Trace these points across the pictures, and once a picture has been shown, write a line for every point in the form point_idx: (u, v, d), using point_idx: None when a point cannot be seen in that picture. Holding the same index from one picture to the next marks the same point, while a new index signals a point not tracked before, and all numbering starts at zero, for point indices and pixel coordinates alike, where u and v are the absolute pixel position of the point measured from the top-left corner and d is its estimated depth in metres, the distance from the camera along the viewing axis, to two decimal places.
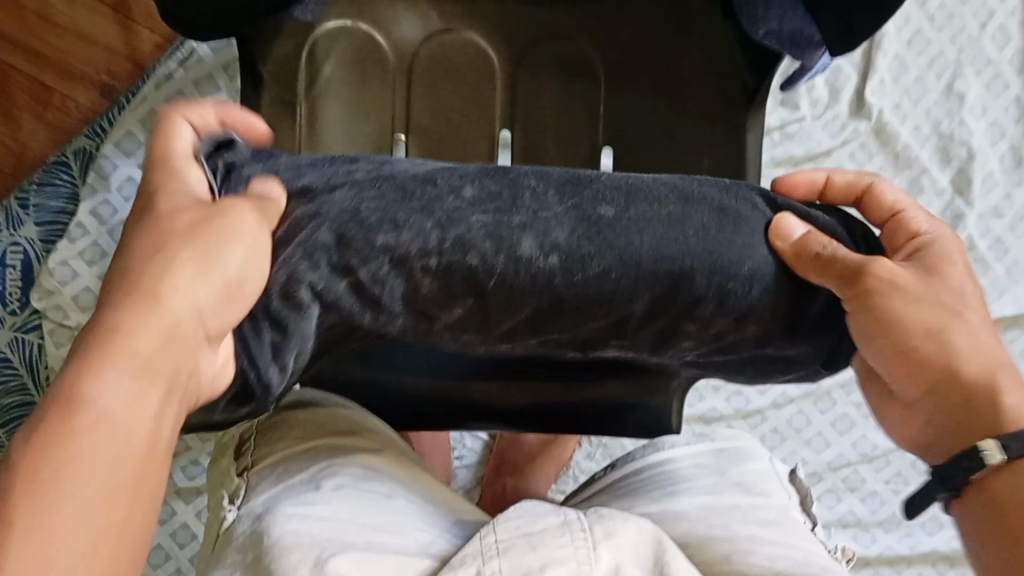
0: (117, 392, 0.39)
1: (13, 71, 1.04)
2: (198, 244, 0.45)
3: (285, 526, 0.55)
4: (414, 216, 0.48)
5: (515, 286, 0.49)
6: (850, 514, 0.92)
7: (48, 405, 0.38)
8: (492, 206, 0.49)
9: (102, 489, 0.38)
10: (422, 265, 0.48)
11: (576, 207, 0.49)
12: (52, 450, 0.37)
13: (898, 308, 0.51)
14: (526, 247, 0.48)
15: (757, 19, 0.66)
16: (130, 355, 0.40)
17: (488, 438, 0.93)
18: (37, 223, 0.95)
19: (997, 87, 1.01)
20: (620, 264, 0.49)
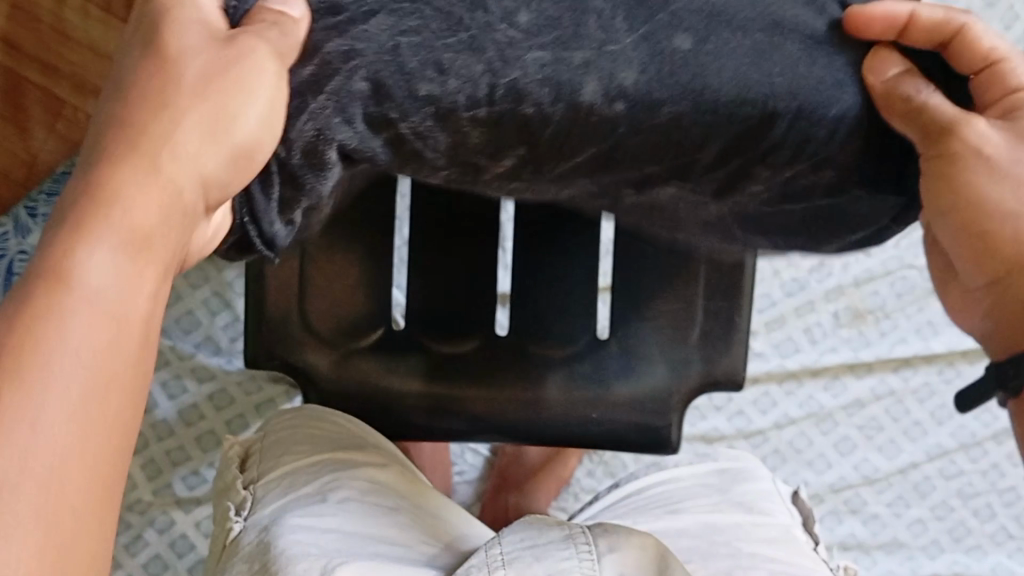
0: (109, 268, 0.35)
1: (27, 83, 1.05)
2: (208, 101, 0.41)
3: (292, 536, 0.55)
4: (467, 59, 0.46)
5: (571, 134, 0.48)
6: (851, 536, 0.93)
7: (35, 277, 0.34)
8: (552, 38, 0.47)
9: (97, 375, 0.34)
10: (471, 115, 0.47)
11: (643, 48, 0.47)
12: (40, 328, 0.33)
13: (976, 178, 0.45)
14: (589, 92, 0.46)
15: None
16: (125, 226, 0.36)
17: (489, 453, 0.93)
18: (45, 232, 0.96)
19: None
20: (693, 108, 0.47)
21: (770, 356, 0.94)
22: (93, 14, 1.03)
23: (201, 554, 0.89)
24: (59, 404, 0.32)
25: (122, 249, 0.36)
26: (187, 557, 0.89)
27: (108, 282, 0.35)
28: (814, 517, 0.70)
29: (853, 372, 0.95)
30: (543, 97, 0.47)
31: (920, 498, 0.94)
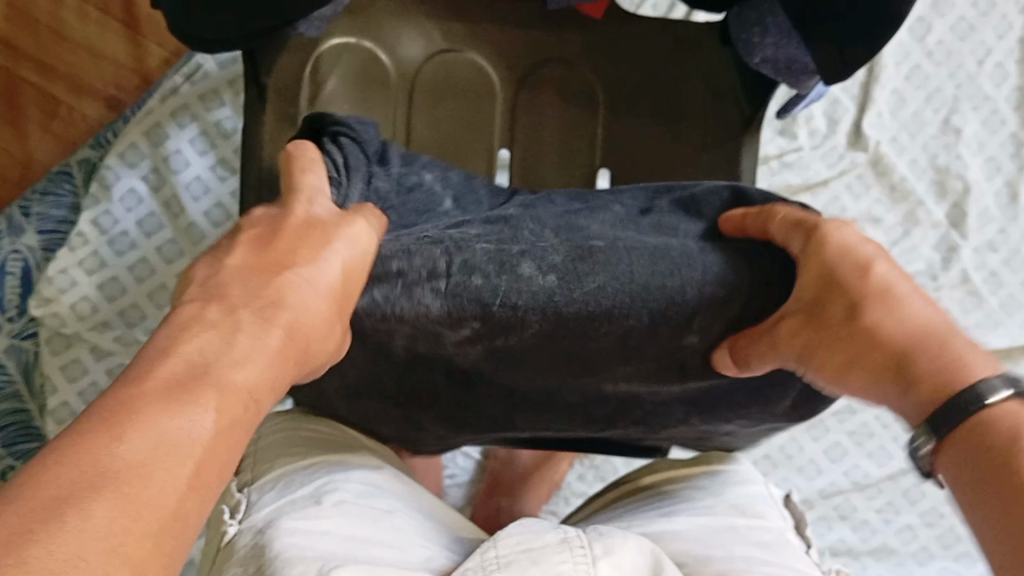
0: (243, 376, 0.41)
1: (22, 83, 1.06)
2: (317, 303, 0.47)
3: (288, 540, 0.54)
4: (426, 245, 0.53)
5: (519, 308, 0.53)
6: (841, 541, 0.92)
7: (192, 363, 0.40)
8: (494, 242, 0.54)
9: (215, 458, 0.38)
10: (430, 288, 0.52)
11: (571, 243, 0.55)
12: (192, 401, 0.38)
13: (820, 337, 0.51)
14: (526, 268, 0.53)
15: (753, 46, 0.68)
16: (261, 350, 0.42)
17: (481, 457, 0.94)
18: (39, 231, 0.96)
19: (994, 124, 1.03)
20: (613, 280, 0.53)
21: None
22: (92, 16, 1.06)
23: (190, 556, 0.89)
24: (192, 475, 0.36)
25: (258, 376, 0.42)
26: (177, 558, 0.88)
27: (244, 396, 0.40)
28: (807, 521, 0.69)
29: None
30: (488, 275, 0.53)
31: (909, 504, 0.94)
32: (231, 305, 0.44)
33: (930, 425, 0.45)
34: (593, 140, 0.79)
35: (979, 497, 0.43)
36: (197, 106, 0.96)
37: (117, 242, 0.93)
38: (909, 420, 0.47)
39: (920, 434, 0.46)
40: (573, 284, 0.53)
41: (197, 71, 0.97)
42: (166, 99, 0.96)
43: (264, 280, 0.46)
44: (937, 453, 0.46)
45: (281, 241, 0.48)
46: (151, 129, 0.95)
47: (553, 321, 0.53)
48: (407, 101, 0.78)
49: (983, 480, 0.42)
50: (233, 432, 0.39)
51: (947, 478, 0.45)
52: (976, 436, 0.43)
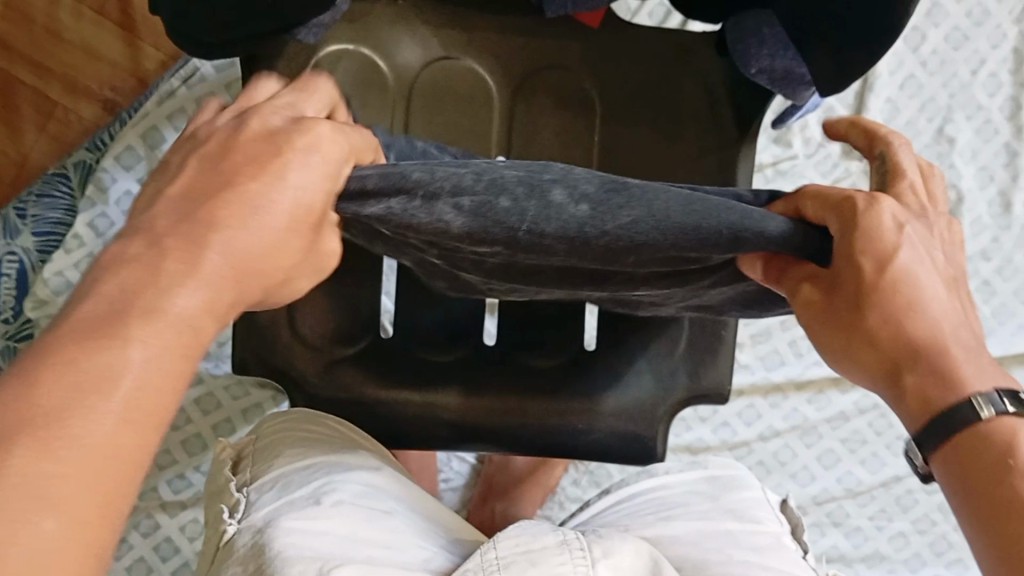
0: (188, 302, 0.41)
1: (18, 83, 1.07)
2: (263, 218, 0.44)
3: (286, 540, 0.54)
4: (454, 167, 0.45)
5: (546, 238, 0.43)
6: (834, 549, 0.93)
7: (122, 298, 0.40)
8: (528, 168, 0.45)
9: (151, 384, 0.39)
10: (451, 202, 0.43)
11: (613, 183, 0.45)
12: (113, 340, 0.38)
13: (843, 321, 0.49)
14: (557, 195, 0.43)
15: (749, 56, 0.67)
16: (205, 273, 0.42)
17: (476, 461, 0.94)
18: (33, 233, 0.96)
19: (987, 133, 1.03)
20: (649, 218, 0.42)
21: (755, 369, 0.96)
22: (88, 17, 1.06)
23: (185, 558, 0.89)
24: (125, 408, 0.38)
25: (201, 295, 0.41)
26: (171, 561, 0.89)
27: (184, 319, 0.40)
28: (803, 526, 0.69)
29: (839, 386, 0.96)
30: (517, 197, 0.43)
31: (902, 511, 0.94)
32: (160, 232, 0.43)
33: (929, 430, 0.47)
34: (589, 148, 0.79)
35: (977, 503, 0.45)
36: (194, 109, 0.96)
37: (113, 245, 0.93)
38: (906, 421, 0.49)
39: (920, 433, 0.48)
40: (608, 220, 0.43)
41: (194, 75, 0.97)
42: (163, 102, 0.96)
43: (211, 192, 0.44)
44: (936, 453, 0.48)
45: (233, 149, 0.45)
46: (147, 132, 0.96)
47: (581, 254, 0.44)
48: (406, 107, 0.79)
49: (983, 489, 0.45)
50: (172, 360, 0.40)
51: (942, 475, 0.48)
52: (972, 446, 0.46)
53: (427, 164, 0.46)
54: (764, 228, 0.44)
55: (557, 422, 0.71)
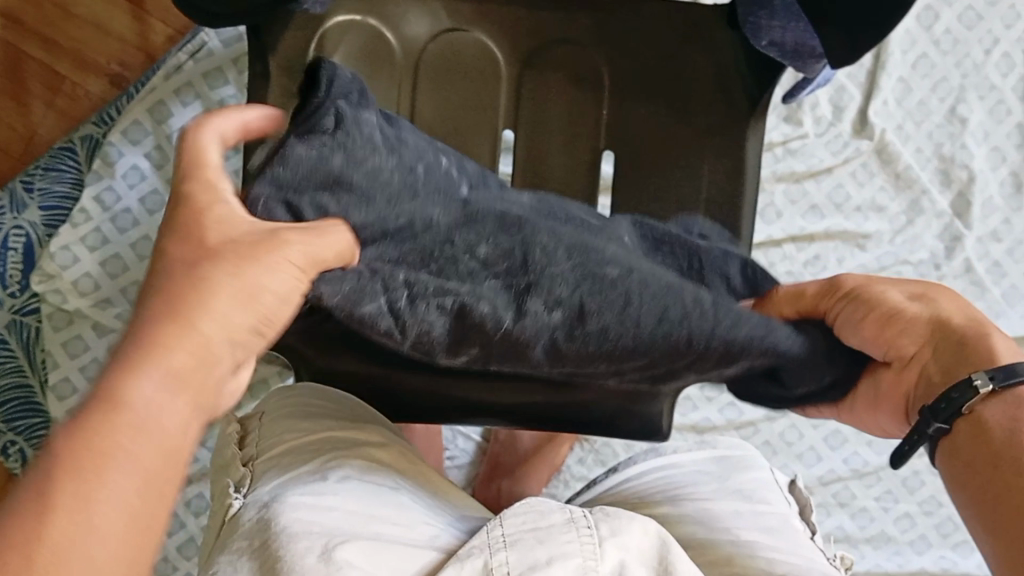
0: (152, 394, 0.39)
1: (26, 58, 1.06)
2: (190, 296, 0.41)
3: (292, 515, 0.54)
4: (430, 273, 0.51)
5: (518, 337, 0.52)
6: (838, 529, 0.93)
7: (89, 400, 0.38)
8: (503, 268, 0.51)
9: (142, 476, 0.38)
10: (436, 306, 0.51)
11: (580, 261, 0.51)
12: (88, 434, 0.37)
13: (882, 291, 0.57)
14: (534, 305, 0.51)
15: (760, 29, 0.68)
16: (165, 363, 0.40)
17: (481, 439, 0.94)
18: (40, 207, 0.96)
19: (999, 113, 1.02)
20: (616, 323, 0.51)
21: None
22: None
23: (190, 533, 0.90)
24: (112, 509, 0.37)
25: (163, 383, 0.39)
26: (176, 536, 0.90)
27: (151, 417, 0.39)
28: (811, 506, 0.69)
29: None
30: (498, 304, 0.51)
31: (909, 493, 0.94)
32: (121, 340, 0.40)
33: (987, 370, 0.50)
34: (598, 124, 0.79)
35: (980, 459, 0.49)
36: (201, 84, 0.95)
37: (119, 220, 0.93)
38: (948, 374, 0.53)
39: (975, 380, 0.50)
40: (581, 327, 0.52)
41: (202, 49, 0.96)
42: (170, 77, 0.95)
43: (165, 296, 0.41)
44: (957, 423, 0.51)
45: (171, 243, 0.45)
46: (155, 106, 0.95)
47: (552, 354, 0.54)
48: (412, 81, 0.78)
49: (1000, 453, 0.48)
50: (157, 461, 0.38)
51: (948, 470, 0.51)
52: (993, 415, 0.49)
53: (385, 245, 0.50)
54: (744, 335, 0.53)
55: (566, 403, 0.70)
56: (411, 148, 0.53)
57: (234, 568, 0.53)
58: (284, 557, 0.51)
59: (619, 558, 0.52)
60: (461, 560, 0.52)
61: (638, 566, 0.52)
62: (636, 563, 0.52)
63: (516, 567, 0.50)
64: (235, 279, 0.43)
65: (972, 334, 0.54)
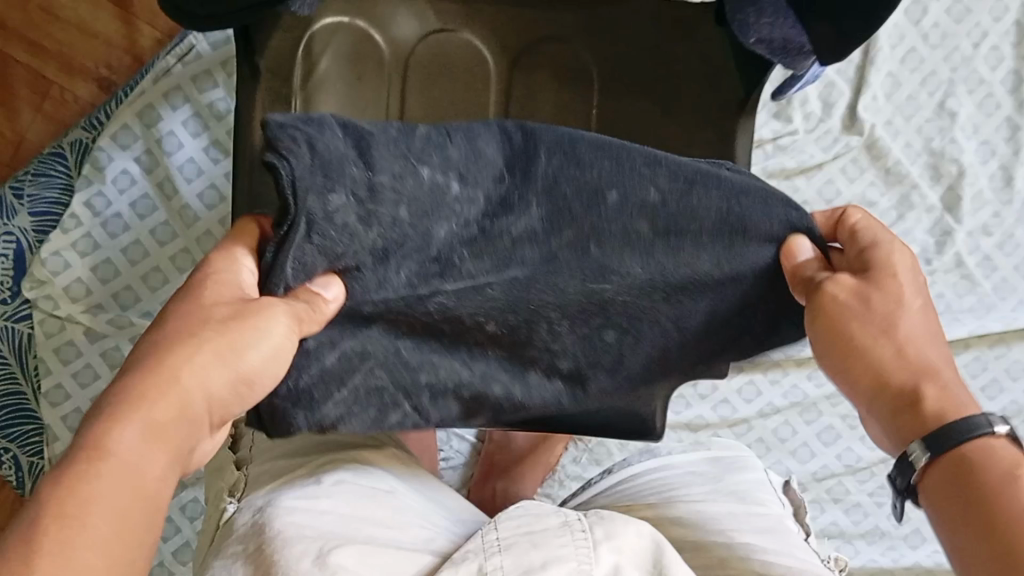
0: (136, 438, 0.45)
1: (12, 62, 1.06)
2: (184, 352, 0.49)
3: (287, 518, 0.55)
4: (445, 358, 0.61)
5: (525, 404, 0.64)
6: (833, 525, 0.94)
7: (78, 448, 0.43)
8: (510, 344, 0.62)
9: (129, 514, 0.43)
10: (454, 397, 0.62)
11: (587, 333, 0.62)
12: (84, 475, 0.42)
13: (849, 322, 0.56)
14: (534, 377, 0.64)
15: (747, 27, 0.67)
16: (150, 412, 0.46)
17: (476, 440, 0.94)
18: (30, 213, 0.95)
19: (989, 107, 1.02)
20: (608, 377, 0.64)
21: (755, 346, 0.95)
22: None
23: (186, 537, 0.90)
24: (103, 542, 0.41)
25: (144, 429, 0.45)
26: (172, 540, 0.90)
27: (135, 462, 0.44)
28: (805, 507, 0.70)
29: None
30: (506, 385, 0.63)
31: None
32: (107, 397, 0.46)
33: (924, 442, 0.50)
34: (589, 122, 0.79)
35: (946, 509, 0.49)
36: (189, 87, 0.95)
37: (110, 225, 0.93)
38: (898, 431, 0.53)
39: (911, 452, 0.51)
40: (580, 391, 0.65)
41: (190, 52, 0.96)
42: (159, 80, 0.95)
43: (153, 360, 0.48)
44: (928, 472, 0.50)
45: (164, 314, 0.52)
46: (143, 110, 0.95)
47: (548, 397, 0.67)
48: (401, 81, 0.78)
49: (980, 502, 0.47)
50: (143, 504, 0.44)
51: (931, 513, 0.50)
52: (972, 461, 0.48)
53: (392, 326, 0.59)
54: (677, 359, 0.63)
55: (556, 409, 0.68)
56: (392, 192, 0.54)
57: (229, 570, 0.53)
58: (279, 559, 0.51)
59: (614, 561, 0.52)
60: (455, 565, 0.52)
61: (633, 570, 0.52)
62: (631, 567, 0.52)
63: (511, 572, 0.50)
64: (215, 340, 0.50)
65: (908, 401, 0.53)
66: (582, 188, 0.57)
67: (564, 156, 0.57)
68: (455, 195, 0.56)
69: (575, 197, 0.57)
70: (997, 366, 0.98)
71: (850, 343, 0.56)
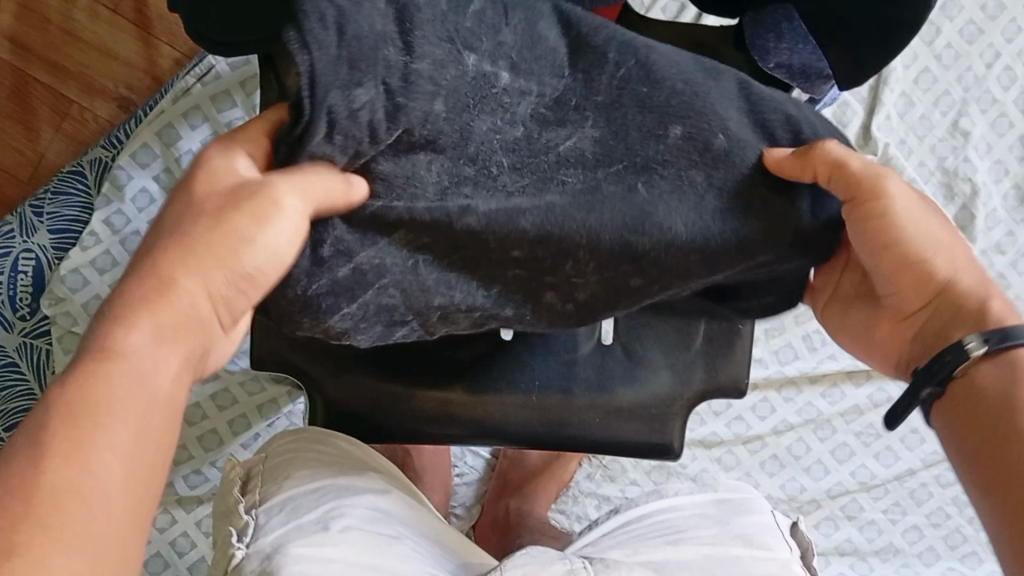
0: (146, 343, 0.41)
1: (34, 82, 1.08)
2: (188, 247, 0.44)
3: (294, 568, 0.57)
4: (464, 277, 0.54)
5: (537, 321, 0.57)
6: (848, 542, 0.93)
7: (84, 356, 0.40)
8: (533, 264, 0.53)
9: (140, 428, 0.39)
10: (463, 309, 0.55)
11: (612, 277, 0.54)
12: (90, 383, 0.39)
13: (905, 227, 0.51)
14: (551, 296, 0.55)
15: (767, 52, 0.66)
16: (163, 312, 0.42)
17: (490, 456, 0.95)
18: (49, 231, 0.97)
19: (1002, 126, 1.03)
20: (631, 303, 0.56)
21: (768, 363, 0.96)
22: (103, 16, 1.07)
23: (201, 553, 0.90)
24: (118, 452, 0.38)
25: (155, 334, 0.42)
26: (187, 555, 0.90)
27: (145, 362, 0.41)
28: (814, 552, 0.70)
29: (852, 380, 0.96)
30: (518, 305, 0.56)
31: (916, 505, 0.95)
32: (114, 297, 0.43)
33: (982, 334, 0.48)
34: None
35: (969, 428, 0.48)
36: (209, 108, 0.96)
37: (129, 242, 0.94)
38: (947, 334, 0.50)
39: (966, 343, 0.48)
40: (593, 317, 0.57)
41: (210, 73, 0.97)
42: (178, 100, 0.96)
43: (163, 252, 0.44)
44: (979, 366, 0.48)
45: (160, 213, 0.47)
46: (163, 129, 0.96)
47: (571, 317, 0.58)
48: None
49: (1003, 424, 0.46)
50: (151, 415, 0.40)
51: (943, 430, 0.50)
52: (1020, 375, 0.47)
53: (413, 238, 0.51)
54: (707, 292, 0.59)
55: (553, 428, 0.71)
56: (429, 83, 0.45)
57: None
58: None
59: None
60: None
61: None
62: None
63: None
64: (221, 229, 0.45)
65: (974, 306, 0.50)
66: (654, 112, 0.50)
67: (633, 63, 0.50)
68: (504, 85, 0.47)
69: (642, 114, 0.50)
70: None
71: (908, 246, 0.51)
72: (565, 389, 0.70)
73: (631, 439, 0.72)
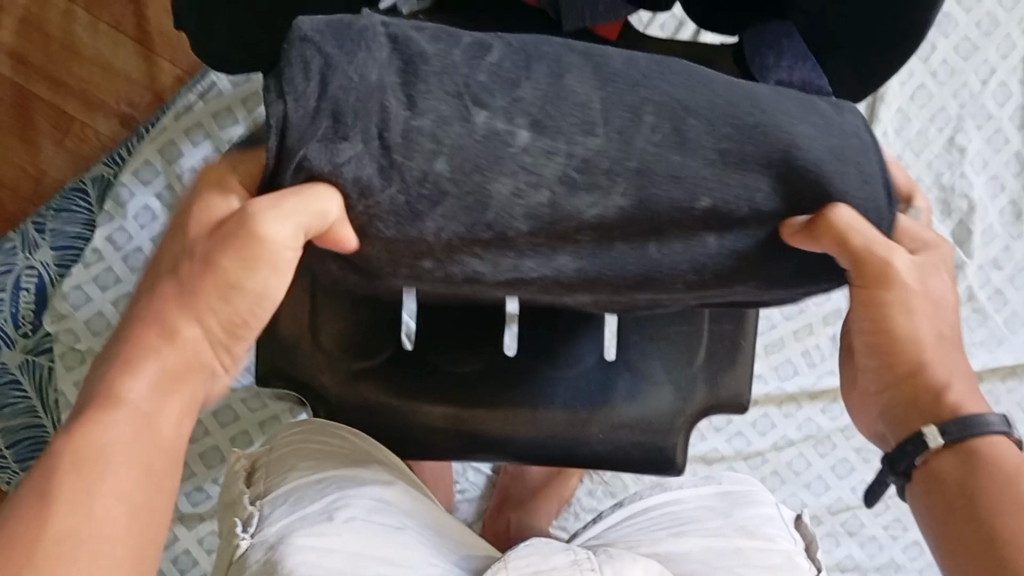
0: (145, 390, 0.43)
1: (36, 98, 1.08)
2: (183, 294, 0.45)
3: (297, 557, 0.56)
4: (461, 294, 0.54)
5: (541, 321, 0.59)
6: (848, 558, 0.94)
7: (89, 403, 0.43)
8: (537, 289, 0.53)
9: (142, 471, 0.42)
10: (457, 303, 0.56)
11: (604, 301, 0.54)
12: (91, 430, 0.42)
13: (898, 315, 0.51)
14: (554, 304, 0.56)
15: (766, 68, 0.64)
16: (157, 362, 0.44)
17: (491, 473, 0.95)
18: (52, 248, 0.97)
19: (997, 142, 1.04)
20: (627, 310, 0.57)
21: (769, 379, 0.96)
22: (104, 32, 1.08)
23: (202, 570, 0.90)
24: (117, 492, 0.41)
25: (153, 380, 0.44)
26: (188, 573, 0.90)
27: (144, 407, 0.43)
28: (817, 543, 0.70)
29: None
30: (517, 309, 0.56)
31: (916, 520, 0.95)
32: (116, 345, 0.45)
33: (941, 426, 0.49)
34: None
35: (942, 507, 0.49)
36: (211, 125, 0.97)
37: (131, 258, 0.94)
38: (908, 421, 0.51)
39: (925, 435, 0.49)
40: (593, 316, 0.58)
41: (212, 90, 0.98)
42: (180, 117, 0.97)
43: (160, 300, 0.45)
44: (937, 456, 0.49)
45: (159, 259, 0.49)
46: (165, 146, 0.96)
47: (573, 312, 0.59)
48: None
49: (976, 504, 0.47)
50: (151, 457, 0.43)
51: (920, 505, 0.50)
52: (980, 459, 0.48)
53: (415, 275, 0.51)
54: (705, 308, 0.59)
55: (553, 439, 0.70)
56: (429, 140, 0.44)
57: None
58: None
59: None
60: None
61: None
62: None
63: None
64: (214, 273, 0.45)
65: (930, 399, 0.50)
66: (684, 184, 0.46)
67: (670, 127, 0.46)
68: (522, 146, 0.45)
69: (671, 185, 0.46)
70: (1009, 401, 0.99)
71: (892, 330, 0.51)
72: (570, 406, 0.70)
73: (633, 456, 0.72)
